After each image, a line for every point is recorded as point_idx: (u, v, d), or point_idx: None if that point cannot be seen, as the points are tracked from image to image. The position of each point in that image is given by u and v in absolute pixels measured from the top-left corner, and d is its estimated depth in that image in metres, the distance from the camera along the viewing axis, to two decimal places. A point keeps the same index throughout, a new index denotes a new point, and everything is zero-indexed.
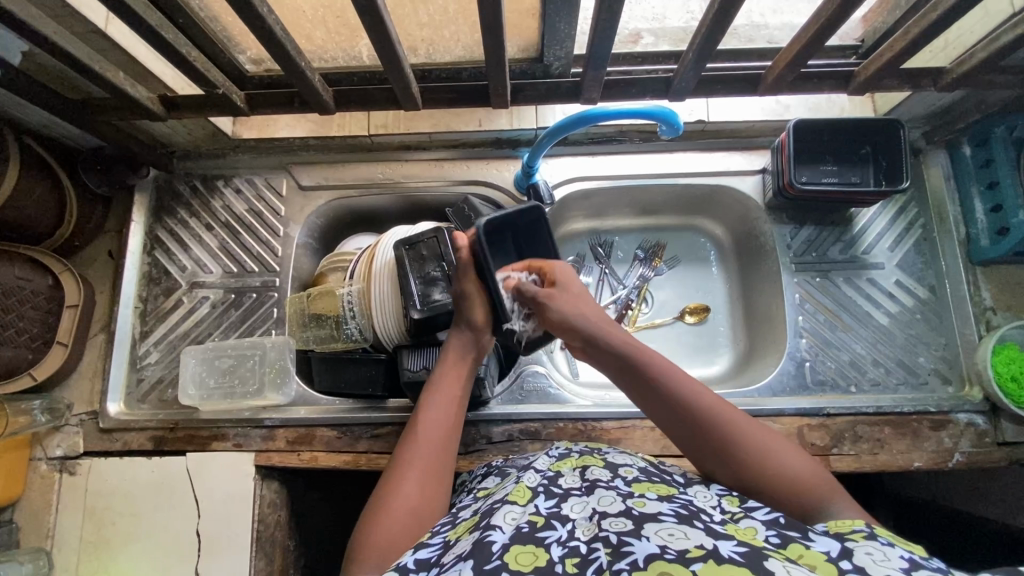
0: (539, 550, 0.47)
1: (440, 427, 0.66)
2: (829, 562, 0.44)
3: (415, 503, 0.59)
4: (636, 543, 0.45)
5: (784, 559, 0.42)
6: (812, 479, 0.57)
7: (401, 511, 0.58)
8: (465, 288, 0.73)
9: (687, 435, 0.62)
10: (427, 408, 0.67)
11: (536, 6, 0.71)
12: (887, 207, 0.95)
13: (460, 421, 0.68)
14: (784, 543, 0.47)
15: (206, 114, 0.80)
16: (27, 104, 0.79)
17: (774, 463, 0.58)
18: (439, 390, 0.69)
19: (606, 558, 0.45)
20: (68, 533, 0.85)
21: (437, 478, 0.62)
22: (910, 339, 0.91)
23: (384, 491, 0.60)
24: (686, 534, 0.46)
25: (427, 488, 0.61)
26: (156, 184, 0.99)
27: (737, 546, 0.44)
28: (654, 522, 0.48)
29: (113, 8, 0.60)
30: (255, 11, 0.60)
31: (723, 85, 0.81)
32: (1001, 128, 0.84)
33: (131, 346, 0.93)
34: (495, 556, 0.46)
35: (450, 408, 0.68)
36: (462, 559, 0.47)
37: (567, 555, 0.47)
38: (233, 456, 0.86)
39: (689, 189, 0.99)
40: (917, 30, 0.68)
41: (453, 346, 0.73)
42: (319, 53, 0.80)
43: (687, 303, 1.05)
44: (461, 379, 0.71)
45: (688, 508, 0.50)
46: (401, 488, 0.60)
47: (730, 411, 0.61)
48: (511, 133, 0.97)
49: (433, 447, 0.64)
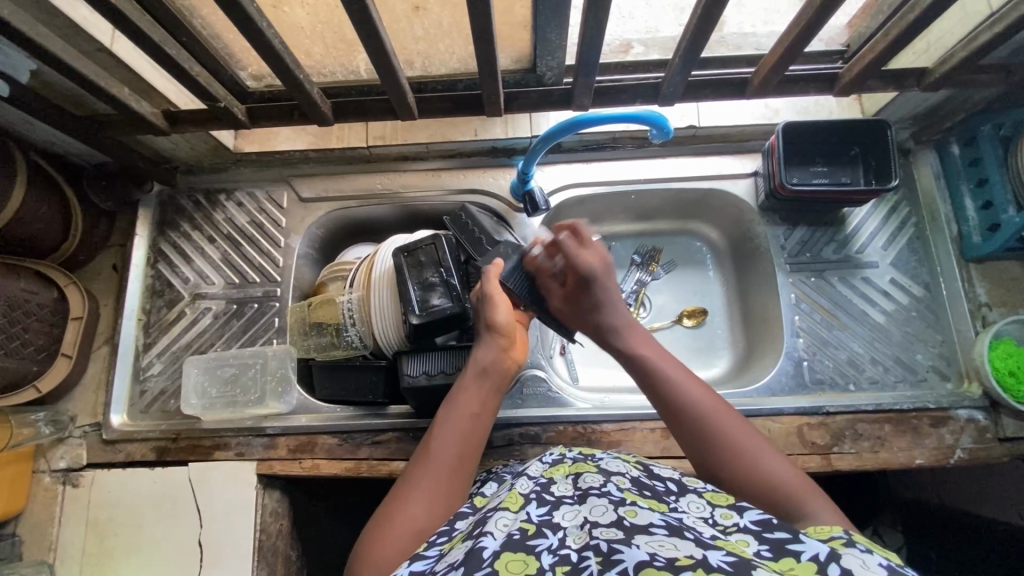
0: (529, 558, 0.47)
1: (455, 442, 0.65)
2: (820, 568, 0.43)
3: (421, 521, 0.58)
4: (626, 551, 0.45)
5: (772, 570, 0.42)
6: (798, 485, 0.57)
7: (403, 524, 0.57)
8: (495, 319, 0.74)
9: (676, 425, 0.64)
10: (447, 421, 0.67)
11: (527, 18, 0.74)
12: (878, 207, 0.96)
13: (476, 445, 0.67)
14: (777, 556, 0.46)
15: (208, 128, 0.82)
16: (35, 121, 0.81)
17: (761, 468, 0.58)
18: (460, 403, 0.69)
19: (595, 566, 0.44)
20: (72, 545, 0.85)
21: (448, 492, 0.62)
22: (907, 336, 0.92)
23: (392, 506, 0.60)
24: (675, 545, 0.45)
25: (435, 504, 0.60)
26: (160, 200, 1.01)
27: (727, 556, 0.43)
28: (644, 534, 0.47)
29: (119, 25, 0.63)
30: (254, 25, 0.62)
31: (711, 89, 0.83)
32: (988, 126, 0.84)
33: (135, 358, 0.94)
34: (485, 562, 0.46)
35: (468, 422, 0.67)
36: (454, 568, 0.47)
37: (558, 564, 0.46)
38: (235, 465, 0.86)
39: (683, 193, 1.01)
40: (897, 31, 0.70)
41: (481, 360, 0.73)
42: (318, 68, 0.83)
43: (684, 306, 1.06)
44: (489, 394, 0.71)
45: (679, 522, 0.50)
46: (410, 502, 0.60)
47: (727, 414, 0.63)
48: (507, 142, 0.98)
49: (448, 460, 0.64)
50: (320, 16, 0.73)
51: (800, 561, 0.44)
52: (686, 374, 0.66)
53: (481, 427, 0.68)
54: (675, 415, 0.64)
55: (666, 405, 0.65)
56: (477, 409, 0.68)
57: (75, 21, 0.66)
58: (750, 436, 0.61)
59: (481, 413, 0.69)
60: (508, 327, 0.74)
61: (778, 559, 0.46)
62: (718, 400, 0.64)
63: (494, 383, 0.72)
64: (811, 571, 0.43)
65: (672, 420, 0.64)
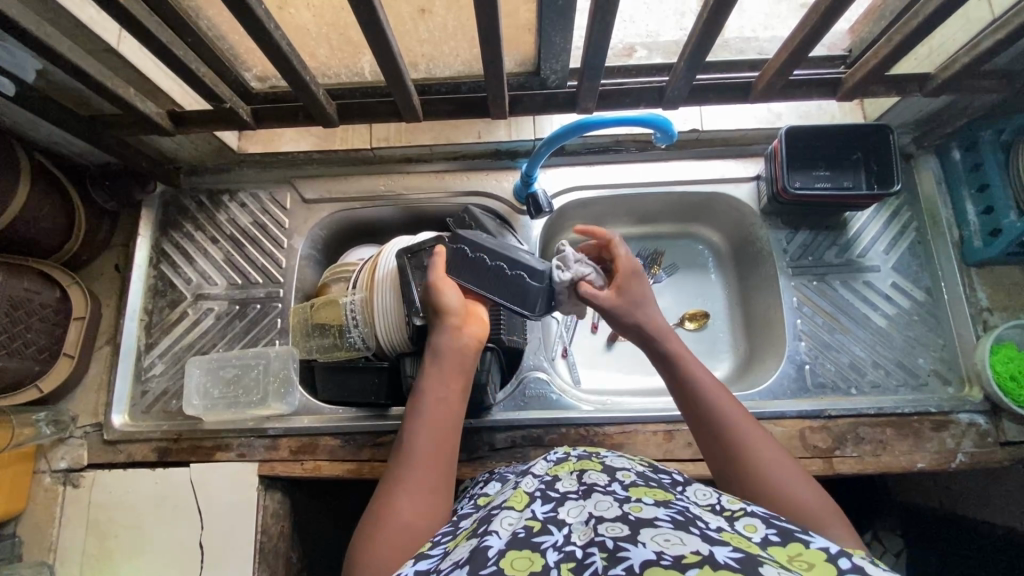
0: (535, 555, 0.47)
1: (428, 433, 0.63)
2: (829, 562, 0.44)
3: (407, 521, 0.57)
4: (632, 549, 0.45)
5: (780, 566, 0.42)
6: (819, 508, 0.56)
7: (389, 529, 0.56)
8: (445, 302, 0.71)
9: (698, 426, 0.64)
10: (416, 411, 0.65)
11: (532, 21, 0.74)
12: (880, 211, 0.97)
13: (450, 429, 0.65)
14: (784, 542, 0.47)
15: (213, 129, 0.83)
16: (39, 121, 0.81)
17: (781, 482, 0.58)
18: (427, 390, 0.66)
19: (602, 564, 0.44)
20: (71, 546, 0.85)
21: (430, 485, 0.60)
22: (909, 340, 0.92)
23: (376, 510, 0.59)
24: (682, 541, 0.45)
25: (418, 499, 0.59)
26: (162, 200, 1.01)
27: (733, 552, 0.43)
28: (649, 528, 0.47)
29: (127, 26, 0.63)
30: (263, 27, 0.62)
31: (715, 93, 0.83)
32: (989, 131, 0.85)
33: (136, 358, 0.94)
34: (490, 561, 0.46)
35: (435, 408, 0.65)
36: (459, 566, 0.47)
37: (563, 560, 0.46)
38: (236, 466, 0.86)
39: (685, 196, 1.01)
40: (900, 38, 0.70)
41: (438, 344, 0.69)
42: (323, 70, 0.83)
43: (686, 309, 1.06)
44: (452, 371, 0.68)
45: (685, 515, 0.50)
46: (393, 504, 0.58)
47: (752, 425, 0.63)
48: (509, 144, 0.99)
49: (421, 456, 0.62)
50: (326, 18, 0.74)
51: (809, 548, 0.46)
52: (716, 381, 0.66)
53: (449, 409, 0.66)
54: (698, 416, 0.64)
55: (691, 408, 0.65)
56: (443, 393, 0.66)
57: (82, 20, 0.66)
58: (775, 449, 0.61)
59: (448, 395, 0.67)
60: (459, 308, 0.71)
61: (785, 545, 0.47)
62: (747, 412, 0.64)
63: (458, 360, 0.69)
64: (820, 560, 0.44)
65: (694, 421, 0.65)
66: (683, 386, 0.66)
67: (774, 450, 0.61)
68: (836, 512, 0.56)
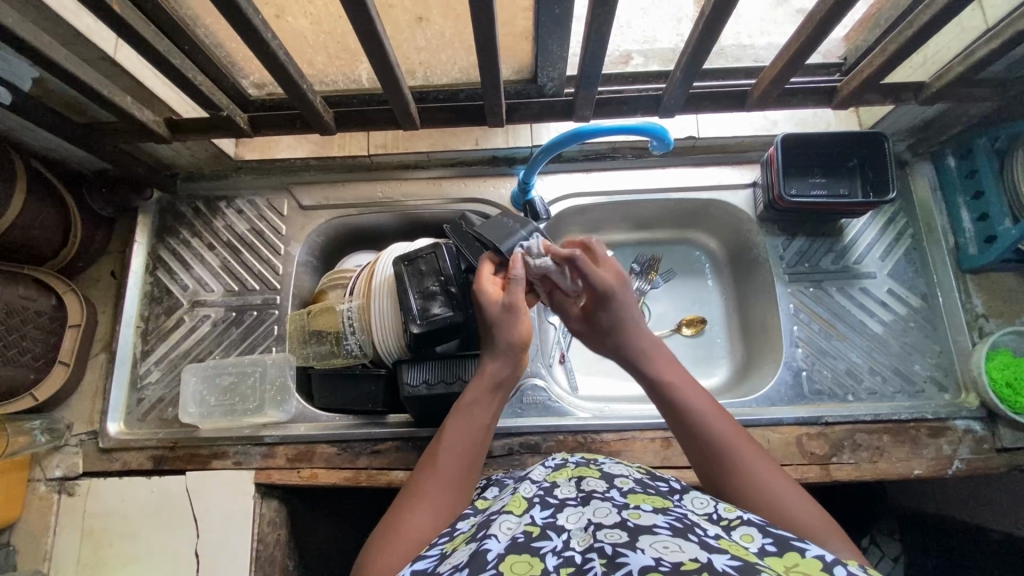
0: (534, 559, 0.47)
1: (462, 452, 0.64)
2: (825, 570, 0.44)
3: (424, 534, 0.57)
4: (631, 555, 0.44)
5: None
6: (809, 517, 0.55)
7: (406, 540, 0.56)
8: (515, 300, 0.70)
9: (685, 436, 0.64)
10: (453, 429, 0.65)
11: (529, 30, 0.74)
12: (876, 218, 0.97)
13: (480, 456, 0.65)
14: (781, 551, 0.47)
15: (210, 136, 0.83)
16: (37, 128, 0.80)
17: (769, 491, 0.57)
18: (468, 413, 0.67)
19: (601, 569, 0.44)
20: (65, 555, 0.84)
21: (450, 504, 0.60)
22: (905, 347, 0.92)
23: (395, 518, 0.58)
24: (680, 548, 0.45)
25: (438, 516, 0.59)
26: (159, 206, 1.01)
27: (731, 560, 0.43)
28: (649, 534, 0.47)
29: (123, 35, 0.63)
30: (260, 35, 0.62)
31: (712, 101, 0.84)
32: (984, 139, 0.86)
33: (132, 366, 0.94)
34: (490, 564, 0.46)
35: (476, 434, 0.65)
36: (458, 570, 0.46)
37: (562, 565, 0.46)
38: (232, 474, 0.86)
39: (682, 203, 1.01)
40: (894, 48, 0.71)
41: (488, 369, 0.69)
42: (320, 77, 0.83)
43: (683, 315, 1.06)
44: (491, 400, 0.68)
45: (683, 522, 0.50)
46: (414, 516, 0.58)
47: (741, 435, 0.62)
48: (507, 151, 0.99)
49: (450, 475, 0.62)
50: (324, 26, 0.74)
51: (806, 558, 0.45)
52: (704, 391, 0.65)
53: (483, 438, 0.66)
54: (684, 426, 0.64)
55: (678, 419, 0.64)
56: (486, 421, 0.67)
57: (79, 30, 0.66)
58: (762, 458, 0.60)
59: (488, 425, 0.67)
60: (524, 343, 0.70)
61: (783, 555, 0.47)
62: (736, 421, 0.63)
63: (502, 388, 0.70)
64: (816, 569, 0.44)
65: (682, 431, 0.64)
66: (670, 398, 0.65)
67: (762, 459, 0.60)
68: (831, 522, 0.55)
